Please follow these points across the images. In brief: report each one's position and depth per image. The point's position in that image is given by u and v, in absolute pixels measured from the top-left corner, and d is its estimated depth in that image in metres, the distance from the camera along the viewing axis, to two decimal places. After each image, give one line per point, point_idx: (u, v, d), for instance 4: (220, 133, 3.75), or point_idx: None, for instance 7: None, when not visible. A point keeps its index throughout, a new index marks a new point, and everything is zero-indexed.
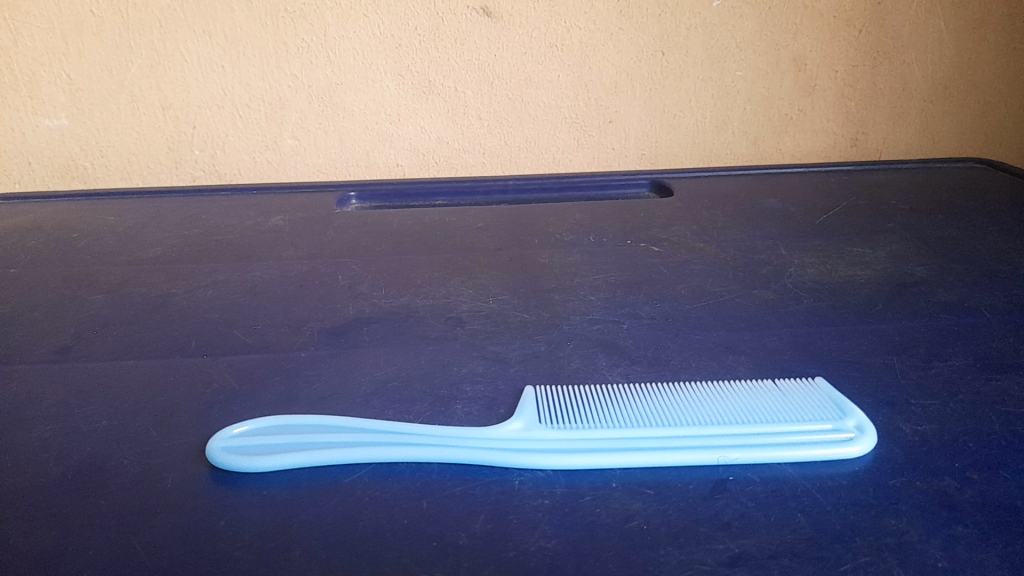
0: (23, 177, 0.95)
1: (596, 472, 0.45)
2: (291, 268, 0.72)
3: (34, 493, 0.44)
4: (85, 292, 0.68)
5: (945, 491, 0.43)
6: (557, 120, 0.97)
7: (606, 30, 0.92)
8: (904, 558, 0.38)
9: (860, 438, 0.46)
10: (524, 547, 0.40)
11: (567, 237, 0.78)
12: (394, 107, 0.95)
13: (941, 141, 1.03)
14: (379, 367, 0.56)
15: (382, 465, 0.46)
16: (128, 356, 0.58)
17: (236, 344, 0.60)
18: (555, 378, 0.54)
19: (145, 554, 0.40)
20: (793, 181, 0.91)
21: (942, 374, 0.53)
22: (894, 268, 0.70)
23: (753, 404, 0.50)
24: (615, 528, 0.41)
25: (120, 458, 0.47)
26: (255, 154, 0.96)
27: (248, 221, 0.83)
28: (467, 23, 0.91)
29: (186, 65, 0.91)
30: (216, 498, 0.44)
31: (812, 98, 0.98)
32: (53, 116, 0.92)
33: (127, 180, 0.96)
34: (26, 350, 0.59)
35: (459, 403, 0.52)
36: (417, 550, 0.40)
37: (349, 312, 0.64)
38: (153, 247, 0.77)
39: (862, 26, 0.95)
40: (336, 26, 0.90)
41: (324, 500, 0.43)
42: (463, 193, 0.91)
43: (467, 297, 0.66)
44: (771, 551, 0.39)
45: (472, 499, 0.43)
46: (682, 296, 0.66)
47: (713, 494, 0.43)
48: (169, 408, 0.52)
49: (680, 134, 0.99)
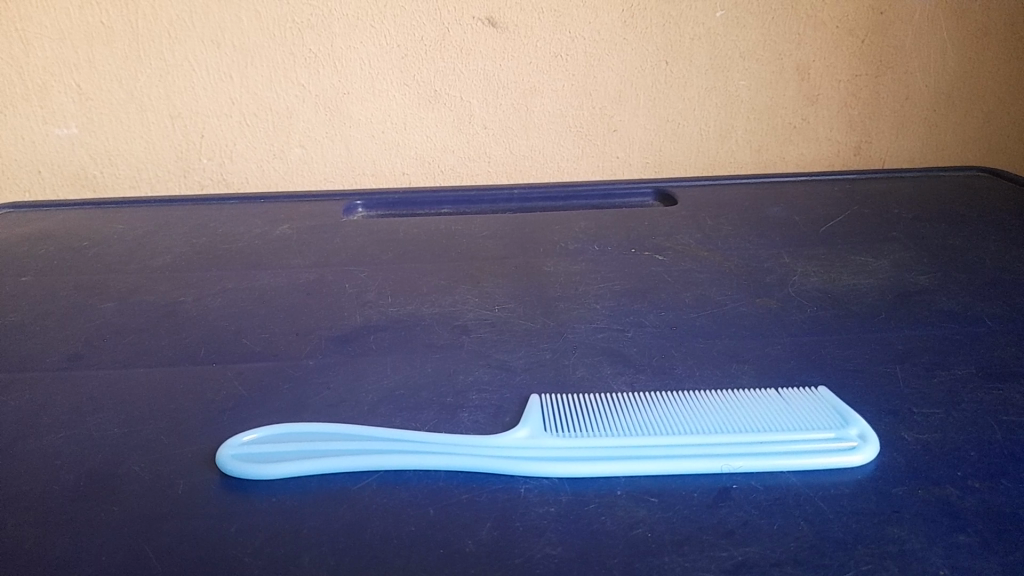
0: (34, 185, 0.96)
1: (601, 480, 0.45)
2: (299, 276, 0.73)
3: (46, 499, 0.45)
4: (96, 300, 0.69)
5: (947, 499, 0.43)
6: (562, 129, 0.98)
7: (611, 40, 0.93)
8: (906, 565, 0.39)
9: (863, 447, 0.46)
10: (530, 554, 0.40)
11: (572, 245, 0.79)
12: (401, 116, 0.95)
13: (945, 150, 1.04)
14: (386, 375, 0.57)
15: (389, 473, 0.46)
16: (138, 363, 0.59)
17: (245, 352, 0.60)
18: (560, 386, 0.55)
19: (158, 560, 0.40)
20: (797, 189, 0.92)
21: (945, 382, 0.54)
22: (897, 276, 0.70)
23: (757, 411, 0.50)
24: (620, 535, 0.41)
25: (132, 464, 0.48)
26: (262, 163, 0.97)
27: (255, 230, 0.84)
28: (472, 33, 0.91)
29: (194, 75, 0.92)
30: (225, 505, 0.44)
31: (815, 107, 0.99)
32: (63, 125, 0.93)
33: (136, 188, 0.98)
34: (38, 357, 0.60)
35: (465, 411, 0.52)
36: (424, 557, 0.40)
37: (356, 320, 0.65)
38: (163, 255, 0.78)
39: (865, 36, 0.95)
40: (343, 37, 0.91)
41: (333, 508, 0.44)
42: (469, 202, 0.91)
43: (473, 305, 0.67)
44: (775, 559, 0.39)
45: (478, 506, 0.44)
46: (686, 304, 0.66)
47: (717, 502, 0.43)
48: (179, 416, 0.52)
49: (684, 142, 1.00)
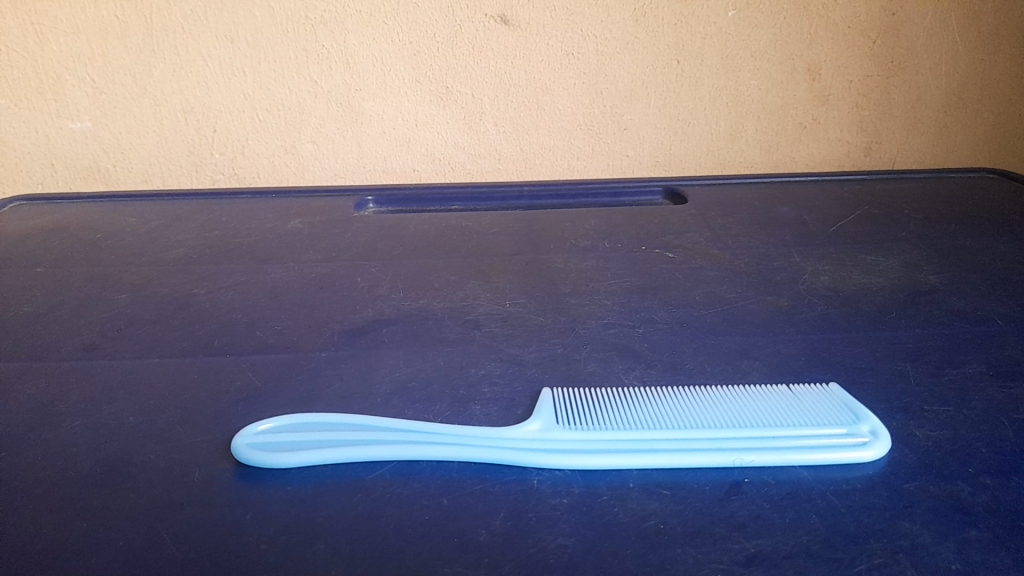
0: (46, 178, 0.97)
1: (613, 473, 0.46)
2: (311, 270, 0.74)
3: (64, 485, 0.46)
4: (110, 292, 0.70)
5: (959, 496, 0.43)
6: (572, 127, 0.98)
7: (622, 39, 0.93)
8: (917, 560, 0.39)
9: (874, 443, 0.47)
10: (543, 545, 0.41)
11: (582, 242, 0.79)
12: (411, 112, 0.96)
13: (955, 151, 1.04)
14: (398, 368, 0.57)
15: (403, 463, 0.47)
16: (153, 354, 0.60)
17: (258, 344, 0.61)
18: (571, 381, 0.55)
19: (175, 547, 0.41)
20: (807, 189, 0.92)
21: (955, 381, 0.54)
22: (907, 276, 0.70)
23: (769, 407, 0.50)
24: (632, 527, 0.42)
25: (149, 452, 0.48)
26: (273, 157, 0.97)
27: (267, 224, 0.84)
28: (484, 31, 0.92)
29: (206, 71, 0.92)
30: (241, 493, 0.45)
31: (826, 107, 0.99)
32: (77, 119, 0.94)
33: (148, 182, 0.98)
34: (53, 346, 0.61)
35: (478, 404, 0.53)
36: (438, 547, 0.41)
37: (368, 314, 0.65)
38: (176, 248, 0.79)
39: (876, 36, 0.95)
40: (356, 33, 0.91)
41: (347, 498, 0.44)
42: (479, 199, 0.92)
43: (484, 300, 0.67)
44: (787, 552, 0.40)
45: (491, 497, 0.44)
46: (696, 301, 0.66)
47: (729, 496, 0.44)
48: (194, 406, 0.53)
49: (694, 141, 1.00)
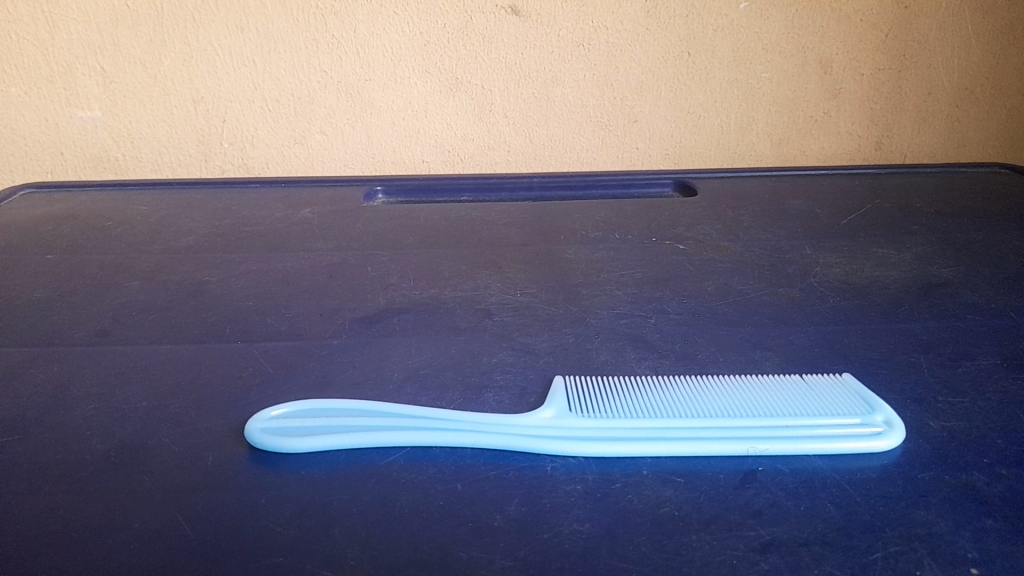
0: (56, 167, 0.97)
1: (627, 460, 0.46)
2: (322, 259, 0.74)
3: (78, 469, 0.46)
4: (122, 279, 0.70)
5: (974, 486, 0.43)
6: (582, 119, 0.98)
7: (633, 30, 0.93)
8: (934, 548, 0.39)
9: (889, 433, 0.46)
10: (559, 530, 0.41)
11: (592, 233, 0.79)
12: (421, 103, 0.96)
13: (966, 146, 1.03)
14: (410, 356, 0.57)
15: (417, 449, 0.47)
16: (165, 340, 0.60)
17: (270, 331, 0.61)
18: (583, 370, 0.55)
19: (190, 529, 0.41)
20: (818, 182, 0.92)
21: (970, 372, 0.53)
22: (919, 269, 0.70)
23: (782, 398, 0.50)
24: (647, 514, 0.42)
25: (163, 436, 0.48)
26: (283, 148, 0.97)
27: (277, 214, 0.84)
28: (495, 22, 0.91)
29: (217, 60, 0.92)
30: (256, 477, 0.45)
31: (837, 100, 0.99)
32: (87, 108, 0.94)
33: (158, 172, 0.98)
34: (65, 332, 0.61)
35: (491, 392, 0.53)
36: (453, 531, 0.41)
37: (379, 303, 0.65)
38: (186, 237, 0.79)
39: (889, 30, 0.95)
40: (367, 23, 0.91)
41: (361, 482, 0.44)
42: (489, 189, 0.91)
43: (496, 290, 0.67)
44: (802, 539, 0.40)
45: (506, 482, 0.44)
46: (707, 292, 0.66)
47: (743, 484, 0.44)
48: (207, 392, 0.53)
49: (705, 134, 1.00)
